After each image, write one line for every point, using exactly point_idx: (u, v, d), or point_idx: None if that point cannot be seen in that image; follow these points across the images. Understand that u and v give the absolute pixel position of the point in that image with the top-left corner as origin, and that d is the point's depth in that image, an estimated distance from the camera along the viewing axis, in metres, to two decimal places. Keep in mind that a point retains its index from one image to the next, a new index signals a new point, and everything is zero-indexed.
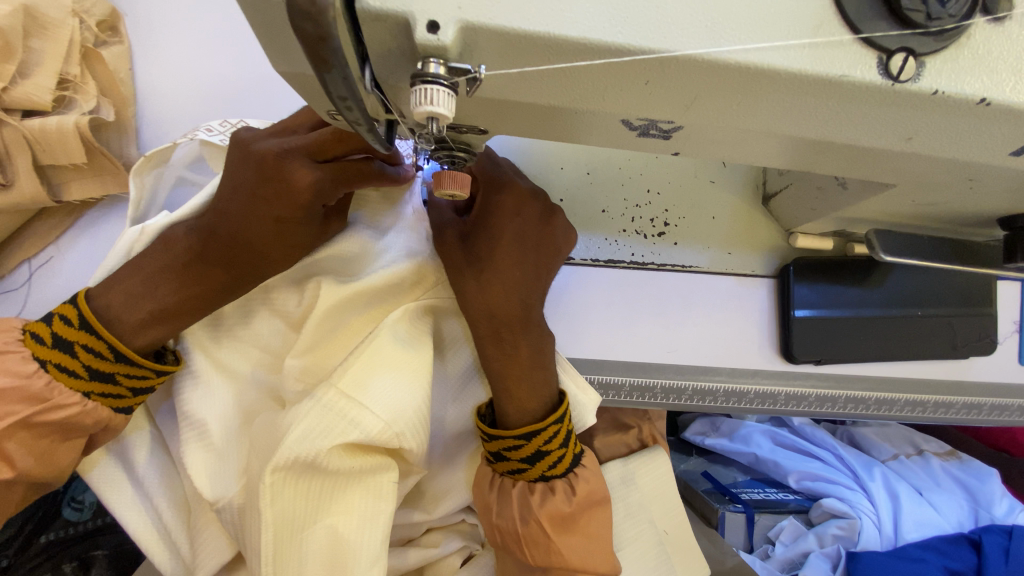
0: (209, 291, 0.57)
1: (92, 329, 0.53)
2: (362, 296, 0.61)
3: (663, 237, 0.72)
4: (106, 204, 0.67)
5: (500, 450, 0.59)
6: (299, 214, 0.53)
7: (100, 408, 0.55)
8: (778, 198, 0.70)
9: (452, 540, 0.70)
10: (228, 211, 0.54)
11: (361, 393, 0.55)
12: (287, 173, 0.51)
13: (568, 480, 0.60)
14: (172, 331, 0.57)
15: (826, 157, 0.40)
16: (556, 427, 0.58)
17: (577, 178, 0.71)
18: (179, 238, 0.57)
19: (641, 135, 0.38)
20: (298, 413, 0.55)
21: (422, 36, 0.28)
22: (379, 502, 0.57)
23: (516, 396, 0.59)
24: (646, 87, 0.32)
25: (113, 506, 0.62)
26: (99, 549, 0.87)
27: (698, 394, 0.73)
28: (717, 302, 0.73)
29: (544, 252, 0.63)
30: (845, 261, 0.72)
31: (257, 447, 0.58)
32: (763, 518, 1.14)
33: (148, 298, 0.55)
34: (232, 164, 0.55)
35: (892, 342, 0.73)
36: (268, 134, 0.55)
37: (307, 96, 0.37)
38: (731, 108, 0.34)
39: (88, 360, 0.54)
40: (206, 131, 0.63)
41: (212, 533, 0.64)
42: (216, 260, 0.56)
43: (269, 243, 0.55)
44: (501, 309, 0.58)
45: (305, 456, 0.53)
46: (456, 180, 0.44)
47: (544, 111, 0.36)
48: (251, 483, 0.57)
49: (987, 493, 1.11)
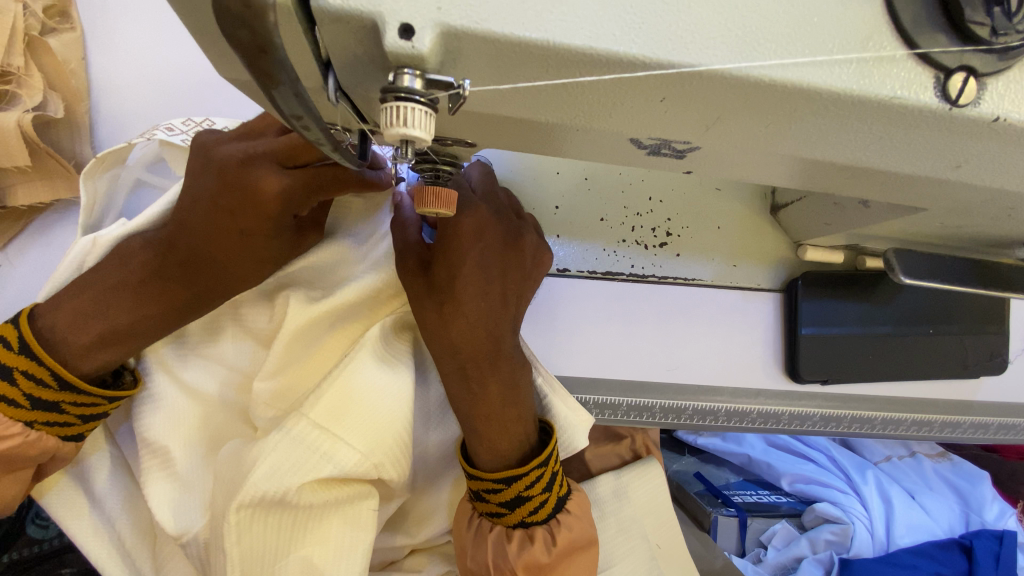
0: (167, 310, 0.51)
1: (34, 354, 0.48)
2: (336, 312, 0.55)
3: (665, 248, 0.68)
4: (58, 209, 0.62)
5: (479, 491, 0.55)
6: (267, 226, 0.48)
7: (44, 438, 0.50)
8: (788, 210, 0.66)
9: (434, 566, 0.65)
10: (188, 222, 0.50)
11: (337, 423, 0.50)
12: (252, 180, 0.46)
13: (549, 528, 0.55)
14: (126, 352, 0.52)
15: (857, 181, 0.36)
16: (539, 471, 0.53)
17: (573, 184, 0.66)
18: (135, 251, 0.52)
19: (651, 153, 0.34)
20: (264, 445, 0.50)
21: (392, 42, 0.23)
22: (360, 531, 0.53)
23: (487, 437, 0.53)
24: (663, 113, 0.28)
25: (71, 531, 0.57)
26: (66, 568, 0.83)
27: (699, 414, 0.69)
28: (719, 317, 0.69)
29: (513, 276, 0.55)
30: (856, 276, 0.68)
31: (220, 478, 0.53)
32: (756, 522, 1.11)
33: (97, 318, 0.50)
34: (194, 169, 0.50)
35: (902, 362, 0.70)
36: (236, 138, 0.50)
37: (266, 106, 0.32)
38: (759, 130, 0.29)
39: (30, 389, 0.48)
40: (166, 130, 0.58)
41: (177, 562, 0.60)
42: (174, 274, 0.51)
43: (234, 257, 0.50)
44: (466, 345, 0.52)
45: (272, 495, 0.49)
46: (438, 196, 0.38)
47: (540, 127, 0.31)
48: (215, 515, 0.53)
49: (978, 499, 1.10)
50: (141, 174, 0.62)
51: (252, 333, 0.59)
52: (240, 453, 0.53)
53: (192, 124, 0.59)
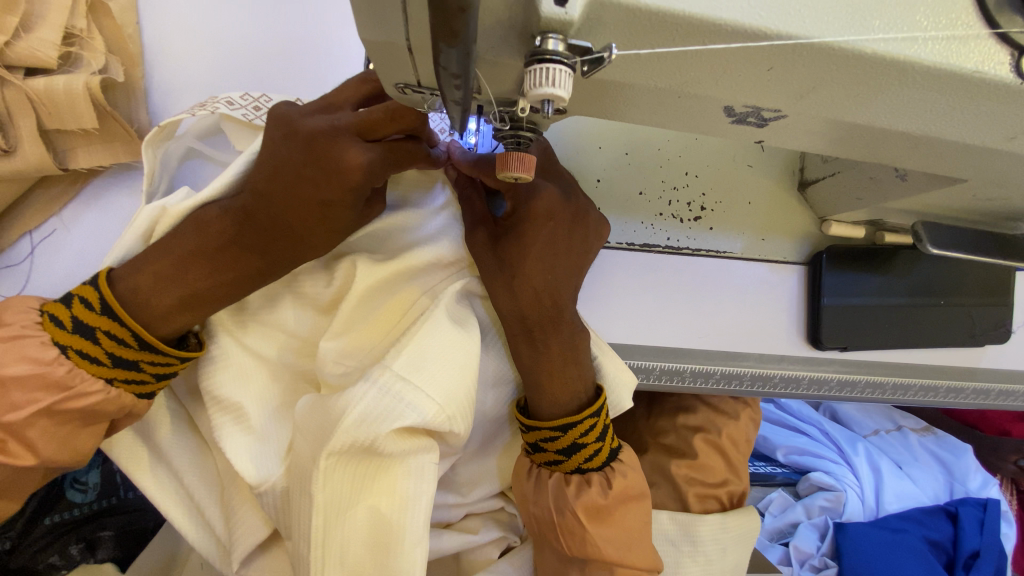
0: (244, 277, 0.55)
1: (114, 315, 0.51)
2: (398, 274, 0.61)
3: (699, 222, 0.71)
4: (115, 172, 0.62)
5: (537, 441, 0.61)
6: (347, 197, 0.51)
7: (123, 395, 0.52)
8: (818, 185, 0.70)
9: (491, 528, 0.70)
10: (268, 191, 0.52)
11: (416, 375, 0.55)
12: (339, 154, 0.49)
13: (605, 474, 0.61)
14: (201, 317, 0.55)
15: (915, 150, 0.40)
16: (593, 420, 0.60)
17: (615, 158, 0.69)
18: (213, 220, 0.54)
19: (735, 122, 0.37)
20: (350, 397, 0.54)
21: (548, 9, 0.26)
22: (422, 483, 0.56)
23: (549, 391, 0.60)
24: (766, 81, 0.32)
25: (144, 484, 0.60)
26: (105, 530, 0.85)
27: (726, 376, 0.72)
28: (749, 288, 0.73)
29: (577, 247, 0.60)
30: (876, 249, 0.72)
31: (303, 428, 0.56)
32: (755, 490, 1.20)
33: (178, 284, 0.53)
34: (275, 139, 0.52)
35: (915, 331, 0.75)
36: (317, 110, 0.52)
37: (390, 67, 0.35)
38: (848, 99, 0.33)
39: (111, 348, 0.52)
40: (227, 104, 0.58)
41: (248, 512, 0.62)
42: (251, 243, 0.54)
43: (311, 225, 0.53)
44: (533, 311, 0.58)
45: (363, 440, 0.53)
46: (523, 162, 0.41)
47: (657, 94, 0.34)
48: (298, 462, 0.56)
49: (963, 469, 1.18)
50: (192, 145, 0.62)
51: (311, 299, 0.62)
52: (322, 404, 0.56)
53: (251, 99, 0.60)
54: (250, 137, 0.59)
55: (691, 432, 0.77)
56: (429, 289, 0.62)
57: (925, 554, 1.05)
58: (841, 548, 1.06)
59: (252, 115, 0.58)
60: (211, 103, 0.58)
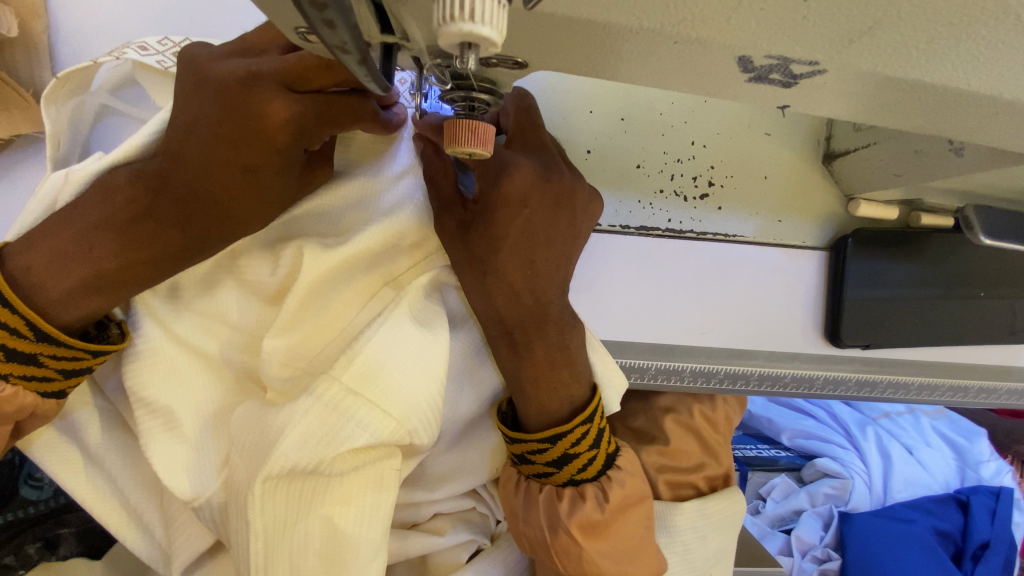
0: (164, 255, 0.46)
1: (4, 300, 0.42)
2: (351, 264, 0.51)
3: (706, 201, 0.62)
4: (22, 145, 0.56)
5: (524, 452, 0.54)
6: (274, 161, 0.43)
7: (22, 394, 0.45)
8: (847, 158, 0.60)
9: (459, 531, 0.61)
10: (182, 154, 0.43)
11: (372, 389, 0.47)
12: (256, 108, 0.40)
13: (600, 486, 0.54)
14: (114, 300, 0.47)
15: (989, 119, 0.31)
16: (586, 427, 0.52)
17: (609, 125, 0.59)
18: (121, 186, 0.45)
19: (754, 80, 0.27)
20: (292, 412, 0.47)
21: None
22: (382, 493, 0.50)
23: (535, 397, 0.52)
24: (801, 26, 0.23)
25: (67, 486, 0.54)
26: (65, 528, 0.69)
27: (730, 377, 0.64)
28: (762, 277, 0.63)
29: (563, 234, 0.51)
30: (910, 233, 0.64)
31: (240, 444, 0.49)
32: (756, 475, 1.11)
33: (80, 262, 0.45)
34: (184, 90, 0.43)
35: (947, 326, 0.66)
36: (232, 53, 0.43)
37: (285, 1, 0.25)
38: (908, 50, 0.24)
39: (3, 339, 0.43)
40: (139, 49, 0.50)
41: (187, 525, 0.57)
42: (169, 214, 0.45)
43: (237, 196, 0.45)
44: (511, 312, 0.51)
45: (303, 466, 0.46)
46: (475, 134, 0.32)
47: (647, 38, 0.24)
48: (235, 476, 0.49)
49: (976, 454, 1.11)
50: (109, 102, 0.54)
51: (252, 288, 0.54)
52: (260, 416, 0.49)
53: (171, 44, 0.51)
54: (169, 88, 0.50)
55: (662, 414, 0.69)
56: (393, 280, 0.53)
57: (935, 547, 0.98)
58: (845, 540, 1.01)
59: (168, 62, 0.50)
60: (121, 48, 0.50)
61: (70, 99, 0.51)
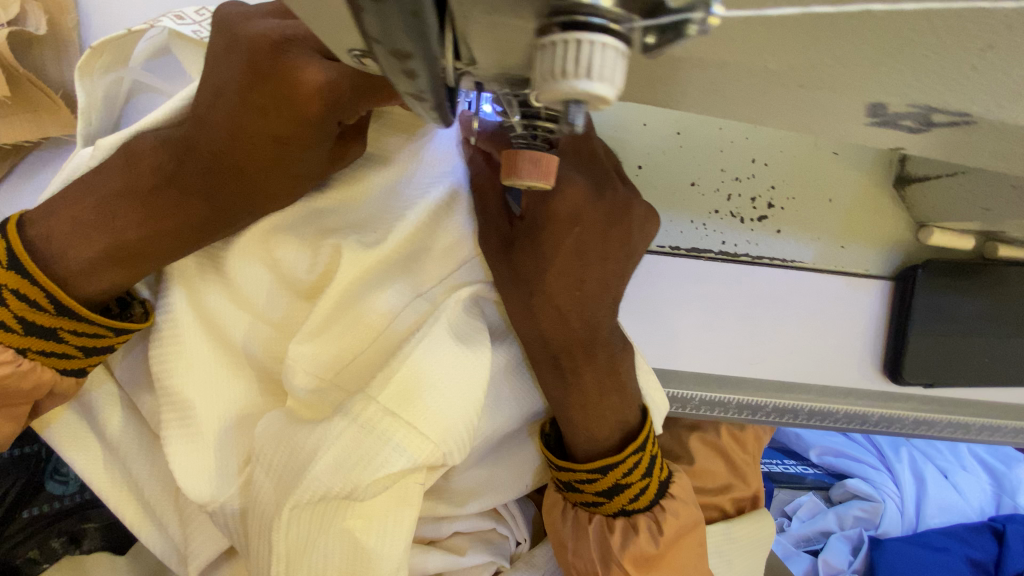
0: (188, 227, 0.44)
1: (24, 269, 0.41)
2: (387, 266, 0.49)
3: (764, 223, 0.57)
4: (49, 147, 0.55)
5: (571, 481, 0.51)
6: (304, 134, 0.39)
7: (39, 369, 0.43)
8: (924, 184, 0.55)
9: (480, 551, 0.56)
10: (209, 120, 0.40)
11: (410, 409, 0.44)
12: (290, 73, 0.37)
13: (653, 515, 0.50)
14: (134, 273, 0.45)
15: None
16: (638, 456, 0.49)
17: (663, 139, 0.55)
18: (146, 151, 0.43)
19: (878, 125, 0.24)
20: (325, 432, 0.44)
21: None
22: (405, 508, 0.45)
23: (584, 427, 0.49)
24: (963, 78, 0.19)
25: (75, 465, 0.53)
26: (91, 523, 0.66)
27: (778, 411, 0.60)
28: (822, 307, 0.59)
29: (615, 241, 0.48)
30: (984, 263, 0.59)
31: (268, 458, 0.47)
32: (783, 492, 1.06)
33: (101, 231, 0.42)
34: (216, 52, 0.40)
35: (1014, 364, 0.61)
36: (265, 14, 0.40)
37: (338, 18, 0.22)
38: None
39: (22, 312, 0.41)
40: (175, 18, 0.48)
41: (204, 528, 0.55)
42: (193, 184, 0.42)
43: (266, 174, 0.42)
44: (557, 336, 0.48)
45: (336, 491, 0.44)
46: (537, 165, 0.29)
47: (767, 80, 0.21)
48: (260, 489, 0.48)
49: (1014, 481, 1.04)
50: (141, 78, 0.52)
51: (280, 297, 0.51)
52: (289, 433, 0.46)
53: (208, 14, 0.49)
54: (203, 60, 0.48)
55: (687, 433, 0.66)
56: (429, 290, 0.49)
57: None
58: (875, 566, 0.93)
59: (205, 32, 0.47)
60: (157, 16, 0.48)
61: (105, 74, 0.49)
